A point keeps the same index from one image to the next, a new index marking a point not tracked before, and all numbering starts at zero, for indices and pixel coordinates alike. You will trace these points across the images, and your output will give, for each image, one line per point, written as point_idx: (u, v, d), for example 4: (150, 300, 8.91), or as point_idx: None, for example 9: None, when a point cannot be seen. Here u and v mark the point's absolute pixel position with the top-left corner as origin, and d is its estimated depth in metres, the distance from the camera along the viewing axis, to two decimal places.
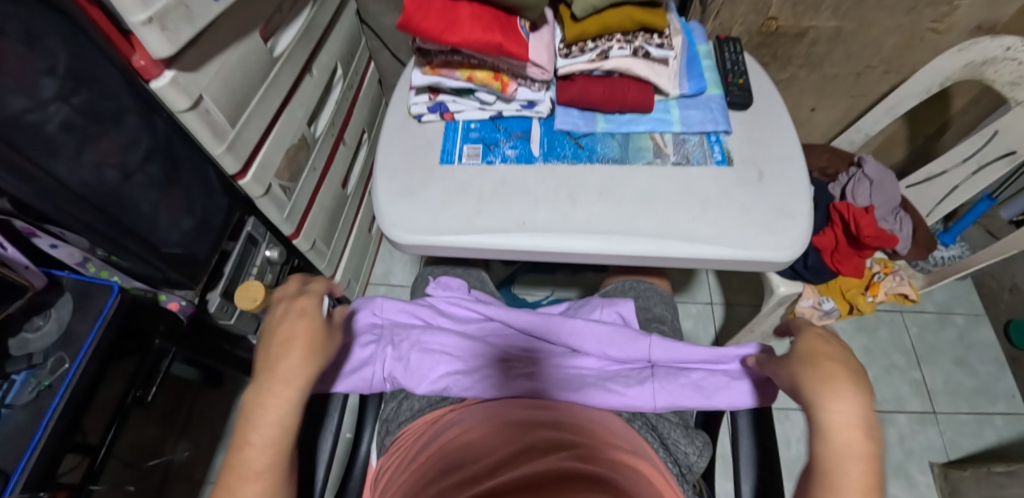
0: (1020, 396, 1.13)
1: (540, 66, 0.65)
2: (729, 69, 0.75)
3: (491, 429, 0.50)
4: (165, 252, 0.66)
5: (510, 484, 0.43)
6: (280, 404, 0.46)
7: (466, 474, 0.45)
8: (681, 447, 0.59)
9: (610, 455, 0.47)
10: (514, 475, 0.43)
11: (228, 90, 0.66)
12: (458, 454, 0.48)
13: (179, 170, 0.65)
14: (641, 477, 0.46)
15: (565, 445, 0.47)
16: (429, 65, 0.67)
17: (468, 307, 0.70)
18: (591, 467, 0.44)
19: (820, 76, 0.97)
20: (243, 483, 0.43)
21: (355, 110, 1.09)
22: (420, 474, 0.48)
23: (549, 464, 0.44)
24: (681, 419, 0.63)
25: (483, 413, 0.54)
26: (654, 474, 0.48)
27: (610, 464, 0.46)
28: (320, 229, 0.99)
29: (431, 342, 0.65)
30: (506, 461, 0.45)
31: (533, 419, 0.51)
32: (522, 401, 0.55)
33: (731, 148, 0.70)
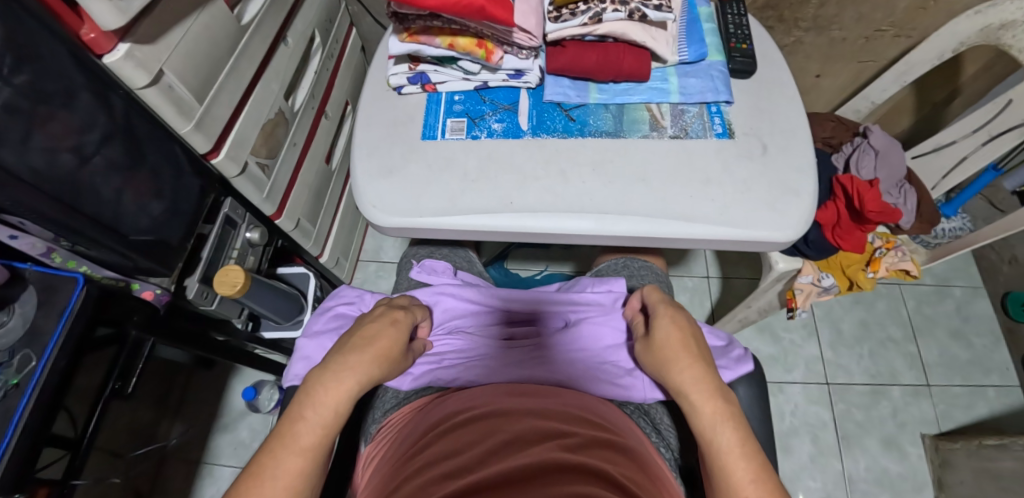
0: (1014, 368, 1.13)
1: (528, 32, 0.60)
2: (732, 34, 0.70)
3: (478, 417, 0.47)
4: (133, 239, 0.62)
5: (494, 476, 0.39)
6: (340, 397, 0.47)
7: (446, 462, 0.42)
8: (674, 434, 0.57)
9: (605, 446, 0.44)
10: (500, 466, 0.40)
11: (192, 63, 0.61)
12: (440, 443, 0.45)
13: (143, 151, 0.61)
14: (638, 470, 0.43)
15: (558, 434, 0.44)
16: (407, 31, 0.62)
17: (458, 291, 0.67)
18: (586, 459, 0.41)
19: (827, 40, 0.92)
20: (287, 455, 0.44)
21: (337, 80, 1.03)
22: (399, 465, 0.45)
23: (537, 455, 0.41)
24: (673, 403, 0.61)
25: (472, 401, 0.51)
26: (653, 467, 0.45)
27: (608, 455, 0.43)
28: (304, 207, 0.95)
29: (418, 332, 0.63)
30: (492, 451, 0.42)
31: (524, 407, 0.48)
32: (515, 388, 0.52)
33: (732, 119, 0.66)
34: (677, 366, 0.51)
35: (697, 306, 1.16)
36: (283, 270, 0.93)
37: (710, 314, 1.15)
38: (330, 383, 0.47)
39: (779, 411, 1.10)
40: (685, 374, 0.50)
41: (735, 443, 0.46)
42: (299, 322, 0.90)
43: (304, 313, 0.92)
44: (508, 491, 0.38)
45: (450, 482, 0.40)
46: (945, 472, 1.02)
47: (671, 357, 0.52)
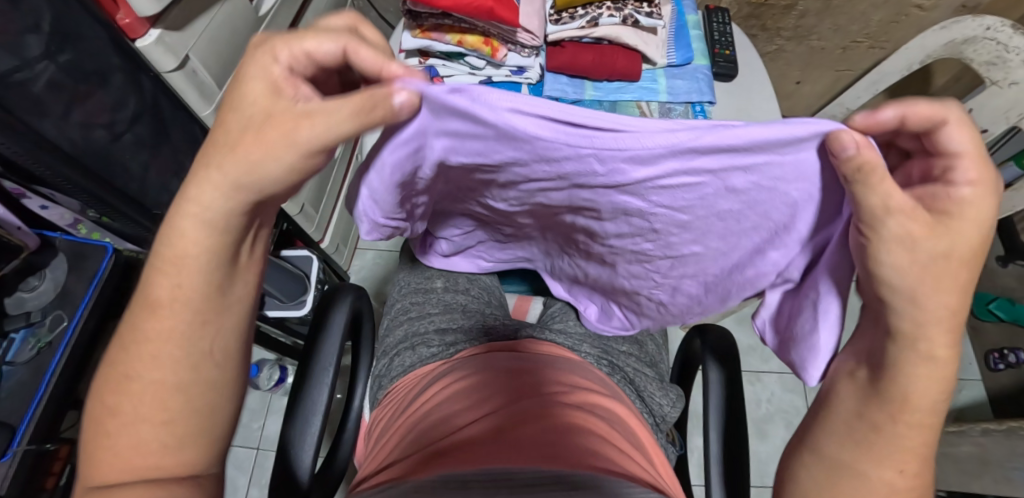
0: (976, 362, 1.20)
1: (532, 32, 0.66)
2: (716, 41, 0.75)
3: (473, 377, 0.53)
4: (157, 213, 0.67)
5: (491, 424, 0.46)
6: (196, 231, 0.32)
7: (446, 421, 0.48)
8: (655, 399, 0.61)
9: (583, 397, 0.50)
10: (495, 417, 0.46)
11: (217, 50, 0.65)
12: (443, 403, 0.51)
13: (168, 131, 0.65)
14: (610, 416, 0.50)
15: (545, 392, 0.50)
16: (419, 28, 0.67)
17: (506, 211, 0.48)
18: (571, 410, 0.47)
19: (807, 49, 0.98)
20: (150, 317, 0.33)
21: None
22: (406, 424, 0.51)
23: (524, 407, 0.47)
24: (656, 374, 0.65)
25: (468, 365, 0.56)
26: (626, 414, 0.51)
27: (590, 408, 0.49)
28: (309, 192, 1.00)
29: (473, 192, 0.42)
30: (486, 406, 0.48)
31: (512, 369, 0.54)
32: (503, 354, 0.58)
33: (714, 118, 0.72)
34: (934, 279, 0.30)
35: None
36: (287, 253, 0.97)
37: None
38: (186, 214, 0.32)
39: (755, 398, 1.16)
40: (949, 305, 0.31)
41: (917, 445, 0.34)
42: (302, 302, 0.94)
43: (308, 294, 0.95)
44: (502, 435, 0.44)
45: (458, 432, 0.46)
46: None
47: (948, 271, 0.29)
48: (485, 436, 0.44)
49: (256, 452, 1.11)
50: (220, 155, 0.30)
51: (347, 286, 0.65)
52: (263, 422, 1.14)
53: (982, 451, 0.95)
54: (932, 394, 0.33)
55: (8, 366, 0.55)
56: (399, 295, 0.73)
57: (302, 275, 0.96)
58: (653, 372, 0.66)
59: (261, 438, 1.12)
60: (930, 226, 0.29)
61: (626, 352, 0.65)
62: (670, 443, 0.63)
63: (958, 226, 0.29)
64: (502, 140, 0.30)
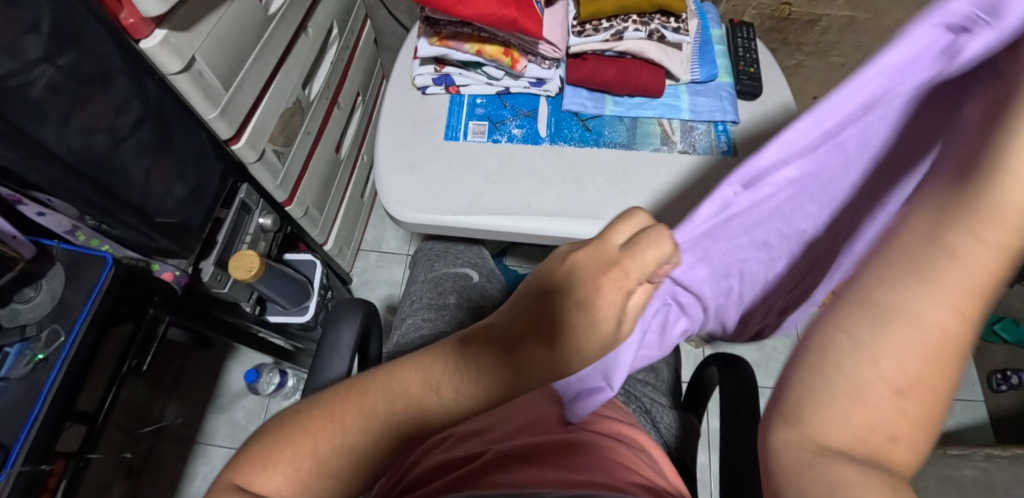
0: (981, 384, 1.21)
1: (553, 45, 0.64)
2: (740, 57, 0.73)
3: None
4: (159, 221, 0.64)
5: (522, 451, 0.46)
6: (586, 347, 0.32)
7: (474, 442, 0.49)
8: (670, 427, 0.64)
9: (607, 427, 0.51)
10: (523, 443, 0.47)
11: (221, 51, 0.64)
12: (466, 425, 0.51)
13: (172, 136, 0.63)
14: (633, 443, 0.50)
15: (567, 420, 0.50)
16: (437, 35, 0.65)
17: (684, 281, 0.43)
18: (593, 438, 0.48)
19: (826, 65, 0.96)
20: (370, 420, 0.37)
21: (350, 72, 1.05)
22: (425, 445, 0.51)
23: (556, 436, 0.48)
24: (669, 401, 0.68)
25: None
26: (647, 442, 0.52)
27: (612, 436, 0.49)
28: (314, 194, 0.97)
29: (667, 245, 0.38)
30: (514, 433, 0.49)
31: (541, 394, 0.55)
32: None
33: (737, 137, 0.70)
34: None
35: None
36: (290, 256, 0.95)
37: None
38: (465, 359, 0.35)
39: None
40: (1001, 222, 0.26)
41: (956, 350, 0.25)
42: (306, 308, 0.92)
43: (311, 299, 0.93)
44: (532, 463, 0.44)
45: (482, 454, 0.46)
46: None
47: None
48: (511, 459, 0.45)
49: None
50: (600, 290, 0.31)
51: (355, 300, 0.63)
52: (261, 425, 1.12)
53: (984, 476, 0.96)
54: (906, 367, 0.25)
55: (3, 382, 0.53)
56: (410, 309, 0.71)
57: (306, 280, 0.94)
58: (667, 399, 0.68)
59: None
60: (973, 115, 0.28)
61: (642, 380, 0.68)
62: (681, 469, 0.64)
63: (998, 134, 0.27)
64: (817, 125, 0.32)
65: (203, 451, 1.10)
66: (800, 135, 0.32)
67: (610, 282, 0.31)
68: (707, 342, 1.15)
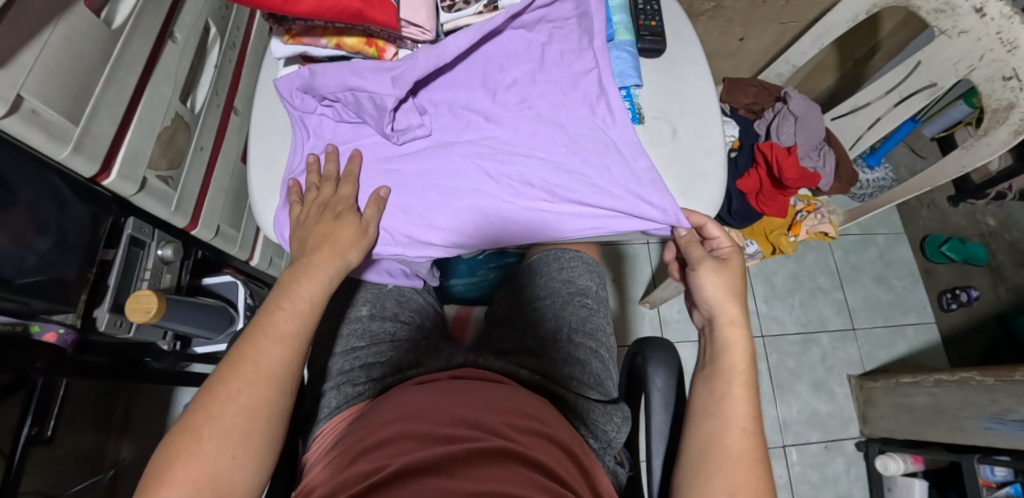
0: (931, 306, 1.23)
1: (420, 26, 0.55)
2: (640, 10, 0.66)
3: (402, 408, 0.54)
4: (21, 283, 0.59)
5: (421, 462, 0.46)
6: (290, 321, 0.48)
7: (376, 458, 0.48)
8: (599, 426, 0.62)
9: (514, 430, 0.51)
10: (423, 454, 0.47)
11: (56, 83, 0.57)
12: (370, 441, 0.51)
13: (15, 187, 0.57)
14: (540, 445, 0.51)
15: (481, 425, 0.52)
16: (288, 33, 0.56)
17: (589, 180, 0.59)
18: (510, 440, 0.50)
19: (747, 3, 0.90)
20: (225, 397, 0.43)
21: (244, 73, 0.97)
22: (336, 463, 0.51)
23: (459, 445, 0.48)
24: (600, 395, 0.66)
25: (406, 400, 0.56)
26: (553, 445, 0.52)
27: (534, 438, 0.51)
28: (224, 212, 0.91)
29: (569, 163, 0.59)
30: (413, 447, 0.48)
31: (457, 399, 0.55)
32: (437, 384, 0.59)
33: (642, 103, 0.64)
34: (732, 318, 0.54)
35: (638, 273, 1.21)
36: (208, 282, 0.90)
37: (651, 278, 1.19)
38: (245, 379, 0.44)
39: None
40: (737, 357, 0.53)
41: (745, 383, 0.51)
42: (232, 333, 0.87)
43: (236, 323, 0.89)
44: (430, 476, 0.45)
45: (383, 469, 0.46)
46: (869, 408, 1.12)
47: (734, 335, 0.54)
48: (416, 473, 0.45)
49: None
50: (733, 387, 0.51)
51: None
52: None
53: (935, 401, 0.97)
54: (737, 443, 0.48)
55: None
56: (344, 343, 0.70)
57: (228, 305, 0.89)
58: (598, 394, 0.66)
59: None
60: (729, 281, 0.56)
61: (568, 375, 0.66)
62: (619, 465, 0.63)
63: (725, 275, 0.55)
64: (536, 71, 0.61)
65: None
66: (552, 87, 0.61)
67: (736, 361, 0.52)
68: (659, 303, 1.14)
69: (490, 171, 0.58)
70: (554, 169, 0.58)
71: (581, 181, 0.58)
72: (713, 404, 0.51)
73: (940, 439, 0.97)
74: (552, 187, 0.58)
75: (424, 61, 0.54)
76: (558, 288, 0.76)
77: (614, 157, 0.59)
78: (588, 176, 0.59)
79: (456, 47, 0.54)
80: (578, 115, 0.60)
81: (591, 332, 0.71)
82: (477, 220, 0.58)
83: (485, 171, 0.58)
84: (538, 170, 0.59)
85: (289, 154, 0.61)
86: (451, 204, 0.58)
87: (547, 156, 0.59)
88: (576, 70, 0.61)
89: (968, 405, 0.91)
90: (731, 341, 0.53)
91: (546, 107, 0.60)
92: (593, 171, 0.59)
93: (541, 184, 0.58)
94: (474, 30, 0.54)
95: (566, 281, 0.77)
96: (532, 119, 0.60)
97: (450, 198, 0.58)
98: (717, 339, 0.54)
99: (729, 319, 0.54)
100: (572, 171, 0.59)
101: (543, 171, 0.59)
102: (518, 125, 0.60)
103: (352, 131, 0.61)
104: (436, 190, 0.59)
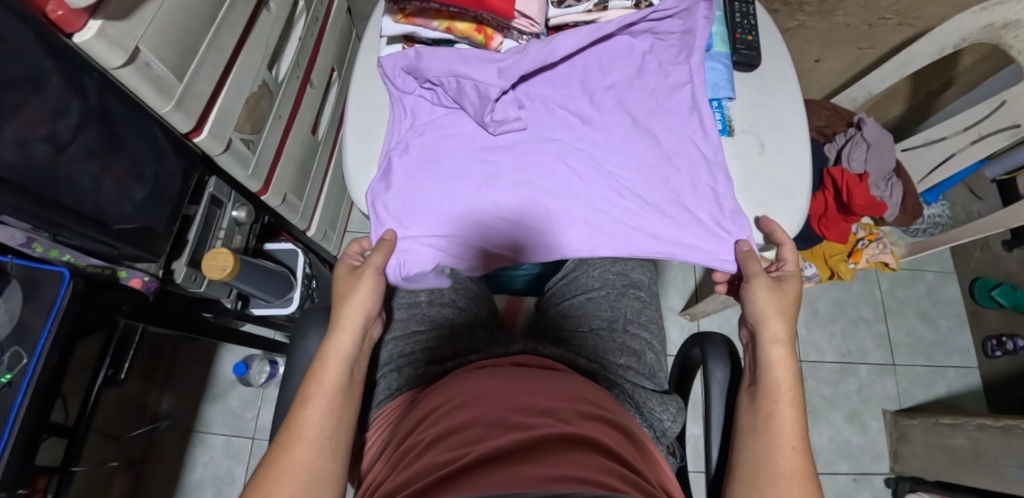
0: (974, 349, 1.21)
1: (529, 18, 0.57)
2: (738, 23, 0.66)
3: (468, 394, 0.54)
4: (118, 228, 0.61)
5: (502, 450, 0.46)
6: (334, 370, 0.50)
7: (453, 443, 0.48)
8: (655, 415, 0.61)
9: (581, 417, 0.51)
10: (503, 442, 0.46)
11: (170, 39, 0.59)
12: (438, 428, 0.50)
13: (122, 136, 0.59)
14: (607, 434, 0.50)
15: (550, 411, 0.51)
16: (402, 12, 0.58)
17: (671, 190, 0.60)
18: (580, 429, 0.49)
19: (830, 25, 0.89)
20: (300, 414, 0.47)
21: (322, 47, 0.99)
22: (408, 447, 0.51)
23: (536, 432, 0.48)
24: (654, 386, 0.65)
25: (470, 384, 0.56)
26: (618, 434, 0.51)
27: (599, 425, 0.51)
28: (291, 181, 0.93)
29: (655, 171, 0.61)
30: (488, 434, 0.48)
31: (521, 385, 0.55)
32: (497, 370, 0.58)
33: (733, 115, 0.64)
34: (781, 337, 0.53)
35: (681, 284, 1.21)
36: (271, 247, 0.92)
37: (694, 290, 1.20)
38: (293, 445, 0.46)
39: None
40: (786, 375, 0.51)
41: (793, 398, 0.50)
42: (290, 299, 0.89)
43: (294, 291, 0.90)
44: (514, 461, 0.44)
45: (463, 457, 0.46)
46: (902, 445, 1.11)
47: (784, 355, 0.52)
48: (499, 459, 0.45)
49: (252, 441, 1.09)
50: (782, 406, 0.49)
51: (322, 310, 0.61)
52: (257, 411, 1.11)
53: (974, 445, 0.96)
54: (790, 463, 0.47)
55: None
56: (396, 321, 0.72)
57: (288, 272, 0.90)
58: (652, 385, 0.65)
59: (257, 428, 1.10)
60: (784, 298, 0.54)
61: (623, 365, 0.65)
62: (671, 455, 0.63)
63: (782, 292, 0.54)
64: (633, 77, 0.63)
65: (202, 439, 1.10)
66: (646, 94, 0.63)
67: (780, 386, 0.50)
68: (701, 316, 1.14)
69: (578, 173, 0.60)
70: (639, 176, 0.60)
71: (665, 190, 0.60)
72: (762, 424, 0.49)
73: (976, 483, 0.95)
74: (635, 193, 0.60)
75: (535, 55, 0.57)
76: (611, 280, 0.76)
77: (700, 169, 0.60)
78: (673, 187, 0.60)
79: (564, 49, 0.57)
80: (670, 127, 0.62)
81: (644, 324, 0.71)
82: (558, 222, 0.60)
83: (574, 173, 0.60)
84: (625, 174, 0.61)
85: (387, 130, 0.63)
86: (538, 201, 0.60)
87: (633, 162, 0.61)
88: (672, 81, 0.63)
89: (1010, 453, 0.90)
90: (774, 362, 0.51)
91: (640, 113, 0.62)
92: (678, 182, 0.60)
93: (624, 189, 0.60)
94: (587, 32, 0.57)
95: (618, 275, 0.77)
96: (625, 123, 0.62)
97: (540, 196, 0.60)
98: (760, 357, 0.52)
99: (776, 340, 0.53)
100: (656, 180, 0.61)
101: (627, 176, 0.61)
102: (611, 130, 0.62)
103: (448, 117, 0.63)
104: (527, 186, 0.60)
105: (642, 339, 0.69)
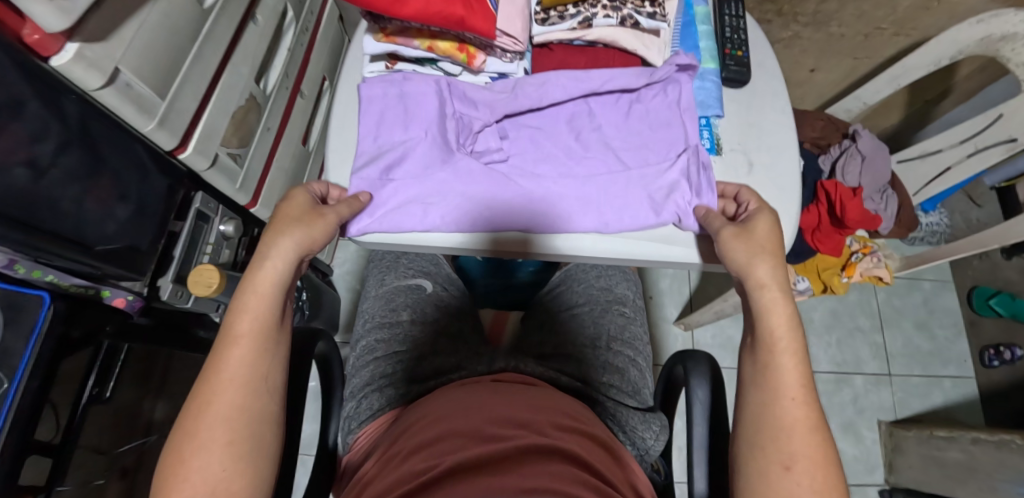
0: (971, 359, 1.20)
1: (512, 37, 0.56)
2: (727, 39, 0.66)
3: (445, 405, 0.54)
4: (100, 248, 0.61)
5: (470, 461, 0.45)
6: (232, 403, 0.43)
7: (425, 456, 0.47)
8: (637, 433, 0.60)
9: (556, 429, 0.50)
10: (471, 453, 0.46)
11: (154, 60, 0.58)
12: (414, 440, 0.50)
13: (103, 156, 0.59)
14: (584, 446, 0.50)
15: (526, 424, 0.50)
16: (383, 31, 0.58)
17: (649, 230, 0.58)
18: (555, 439, 0.48)
19: (825, 35, 0.88)
20: (217, 383, 0.43)
21: (312, 57, 0.98)
22: (386, 460, 0.51)
23: (506, 442, 0.47)
24: (638, 404, 0.64)
25: (447, 398, 0.55)
26: (596, 447, 0.51)
27: (576, 437, 0.50)
28: (281, 192, 0.93)
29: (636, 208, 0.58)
30: (459, 446, 0.47)
31: (498, 396, 0.54)
32: (476, 385, 0.58)
33: (720, 133, 0.63)
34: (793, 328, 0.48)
35: (675, 294, 1.20)
36: None
37: (687, 300, 1.19)
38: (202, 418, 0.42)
39: None
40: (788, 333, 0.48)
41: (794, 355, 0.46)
42: None
43: None
44: (482, 473, 0.44)
45: (433, 468, 0.46)
46: (896, 456, 1.10)
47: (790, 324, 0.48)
48: (466, 472, 0.44)
49: None
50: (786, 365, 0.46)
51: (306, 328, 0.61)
52: None
53: (969, 458, 0.96)
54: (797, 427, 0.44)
55: None
56: (365, 329, 0.73)
57: None
58: (635, 403, 0.65)
59: None
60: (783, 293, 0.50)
61: (607, 383, 0.65)
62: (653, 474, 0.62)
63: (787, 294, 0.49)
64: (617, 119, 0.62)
65: None
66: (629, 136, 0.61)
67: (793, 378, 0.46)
68: (695, 326, 1.13)
69: None
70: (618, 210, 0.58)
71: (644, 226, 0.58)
72: (760, 382, 0.47)
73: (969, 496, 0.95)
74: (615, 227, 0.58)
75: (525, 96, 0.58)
76: (596, 296, 0.76)
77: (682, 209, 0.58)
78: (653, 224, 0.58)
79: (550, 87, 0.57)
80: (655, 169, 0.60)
81: (628, 341, 0.70)
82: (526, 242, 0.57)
83: None
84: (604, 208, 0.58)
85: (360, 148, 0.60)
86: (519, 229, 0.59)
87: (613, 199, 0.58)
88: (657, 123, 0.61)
89: (1004, 468, 0.89)
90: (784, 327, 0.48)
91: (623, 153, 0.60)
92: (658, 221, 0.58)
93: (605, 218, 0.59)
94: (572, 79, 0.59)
95: (603, 289, 0.76)
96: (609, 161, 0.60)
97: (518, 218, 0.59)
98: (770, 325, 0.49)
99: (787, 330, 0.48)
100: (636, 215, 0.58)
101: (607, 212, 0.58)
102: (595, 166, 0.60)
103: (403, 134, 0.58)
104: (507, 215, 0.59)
105: (625, 355, 0.69)
